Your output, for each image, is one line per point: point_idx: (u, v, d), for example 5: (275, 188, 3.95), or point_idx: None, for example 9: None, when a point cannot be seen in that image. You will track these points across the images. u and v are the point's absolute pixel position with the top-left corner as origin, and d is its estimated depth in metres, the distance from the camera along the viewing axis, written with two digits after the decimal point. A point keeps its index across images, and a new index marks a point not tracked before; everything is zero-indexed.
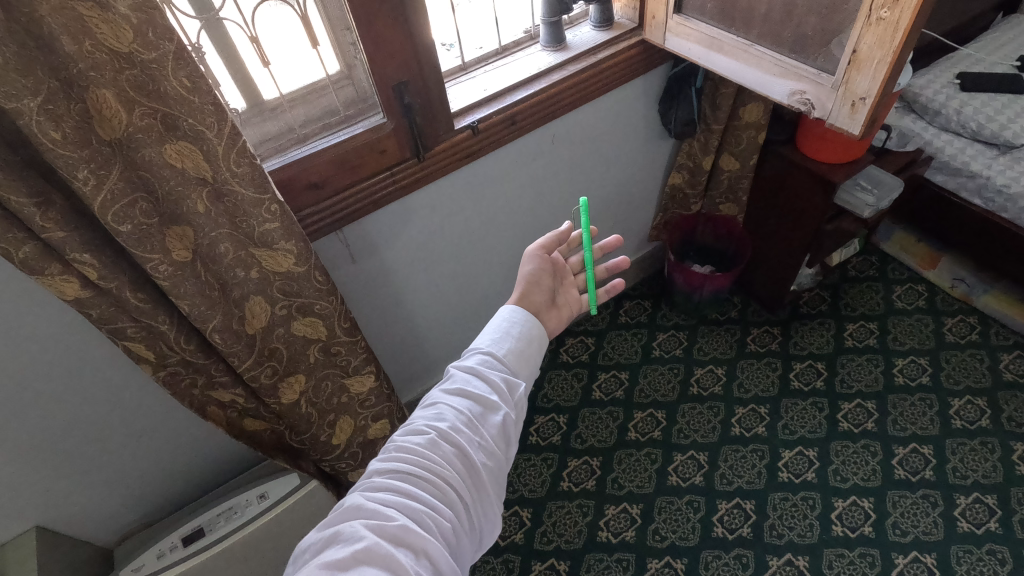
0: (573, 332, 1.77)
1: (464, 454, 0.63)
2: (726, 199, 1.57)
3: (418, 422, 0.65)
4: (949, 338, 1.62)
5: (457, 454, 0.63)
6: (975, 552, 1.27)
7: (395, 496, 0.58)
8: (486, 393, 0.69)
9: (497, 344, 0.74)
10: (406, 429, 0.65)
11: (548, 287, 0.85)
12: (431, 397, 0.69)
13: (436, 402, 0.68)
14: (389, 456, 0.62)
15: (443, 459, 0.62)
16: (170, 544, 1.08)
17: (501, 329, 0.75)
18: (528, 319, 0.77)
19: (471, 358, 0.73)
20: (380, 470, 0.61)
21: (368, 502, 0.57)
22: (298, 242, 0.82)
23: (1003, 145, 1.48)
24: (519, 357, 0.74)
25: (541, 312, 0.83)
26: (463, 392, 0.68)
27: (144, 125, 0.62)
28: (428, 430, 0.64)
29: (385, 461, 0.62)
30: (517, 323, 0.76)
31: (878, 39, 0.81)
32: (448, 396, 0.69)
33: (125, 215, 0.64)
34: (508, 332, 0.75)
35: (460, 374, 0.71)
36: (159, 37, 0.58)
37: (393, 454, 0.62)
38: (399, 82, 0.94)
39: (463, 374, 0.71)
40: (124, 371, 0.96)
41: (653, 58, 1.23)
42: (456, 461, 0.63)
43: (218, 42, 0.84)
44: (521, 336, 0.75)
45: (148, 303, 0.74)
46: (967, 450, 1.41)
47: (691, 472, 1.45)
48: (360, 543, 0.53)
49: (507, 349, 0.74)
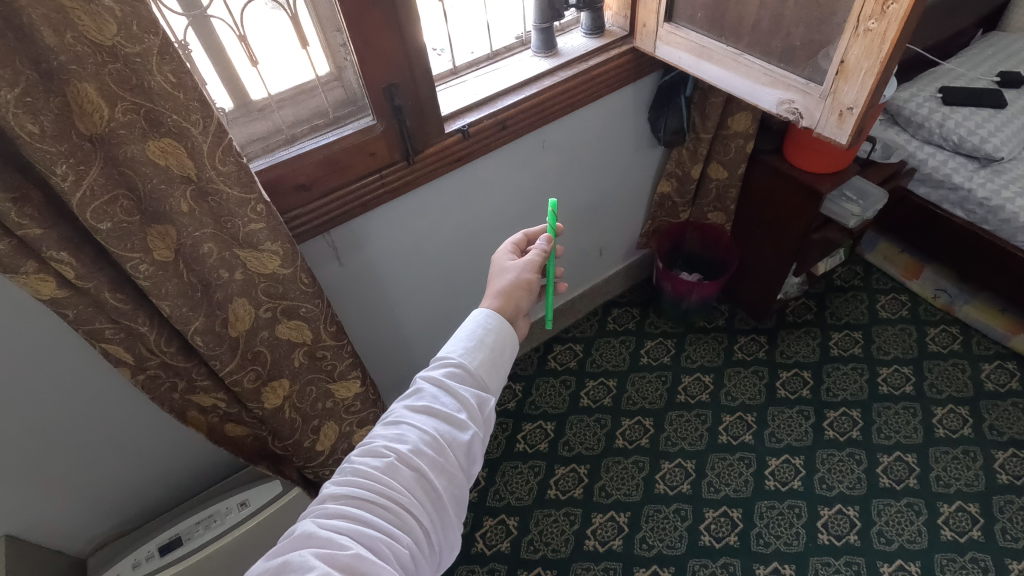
0: (562, 339, 1.77)
1: (424, 479, 0.60)
2: (714, 207, 1.58)
3: (377, 443, 0.62)
4: (931, 347, 1.64)
5: (417, 479, 0.60)
6: (957, 559, 1.28)
7: (350, 524, 0.55)
8: (453, 412, 0.66)
9: (468, 355, 0.70)
10: (364, 450, 0.62)
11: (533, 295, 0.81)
12: (395, 414, 0.66)
13: (399, 421, 0.64)
14: (346, 480, 0.59)
15: (402, 485, 0.59)
16: (146, 553, 1.05)
17: (473, 337, 0.71)
18: (498, 322, 0.73)
19: (439, 370, 0.69)
20: (334, 495, 0.58)
21: (320, 529, 0.54)
22: (284, 244, 0.80)
23: (984, 158, 1.51)
24: (489, 368, 0.70)
25: (518, 320, 0.79)
26: (429, 411, 0.65)
27: (127, 120, 0.61)
28: (388, 453, 0.61)
29: (341, 485, 0.59)
30: (489, 330, 0.72)
31: (864, 50, 0.83)
32: (412, 414, 0.65)
33: (105, 212, 0.63)
34: (481, 341, 0.71)
35: (428, 390, 0.67)
36: (144, 31, 0.57)
37: (349, 478, 0.59)
38: (389, 84, 0.93)
39: (431, 389, 0.67)
40: (100, 376, 0.93)
41: (644, 65, 1.24)
42: (416, 486, 0.60)
43: (205, 39, 0.83)
44: (493, 346, 0.71)
45: (128, 304, 0.72)
46: (950, 459, 1.43)
47: (678, 480, 1.45)
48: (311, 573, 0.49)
49: (479, 360, 0.70)
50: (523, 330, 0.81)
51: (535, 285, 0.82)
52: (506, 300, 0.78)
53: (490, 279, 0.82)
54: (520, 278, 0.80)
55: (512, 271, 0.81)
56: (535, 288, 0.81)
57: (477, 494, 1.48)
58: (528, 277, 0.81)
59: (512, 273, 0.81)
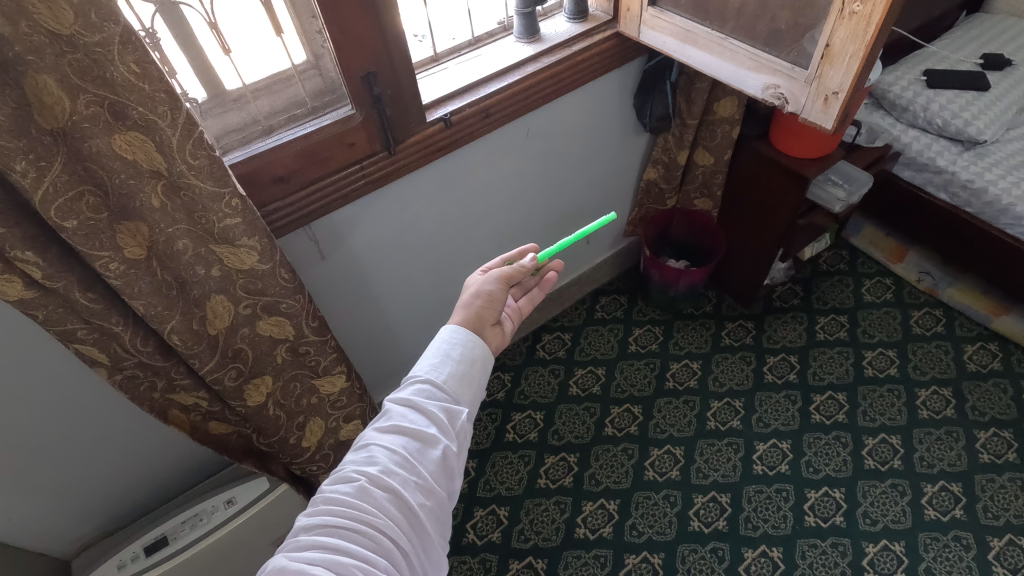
0: (550, 328, 1.76)
1: (398, 498, 0.59)
2: (701, 193, 1.57)
3: (347, 469, 0.61)
4: (916, 330, 1.65)
5: (390, 499, 0.59)
6: (941, 538, 1.30)
7: (323, 553, 0.54)
8: (423, 427, 0.65)
9: (436, 370, 0.69)
10: (334, 478, 0.61)
11: (500, 305, 0.80)
12: (365, 438, 0.65)
13: (368, 444, 0.63)
14: (318, 509, 0.58)
15: (375, 506, 0.58)
16: (131, 554, 1.04)
17: (440, 352, 0.71)
18: (462, 331, 0.73)
19: (408, 388, 0.68)
20: (306, 527, 0.57)
21: (292, 562, 0.53)
22: (262, 238, 0.78)
23: (967, 141, 1.52)
24: (460, 381, 0.70)
25: (486, 329, 0.77)
26: (398, 429, 0.64)
27: (90, 113, 0.58)
28: (357, 477, 0.60)
29: (313, 516, 0.58)
30: (457, 343, 0.72)
31: (850, 33, 0.82)
32: (382, 435, 0.64)
33: (71, 210, 0.61)
34: (448, 354, 0.70)
35: (396, 410, 0.66)
36: (104, 19, 0.54)
37: (320, 507, 0.58)
38: (367, 73, 0.91)
39: (399, 409, 0.66)
40: (79, 377, 0.92)
41: (628, 50, 1.22)
42: (390, 506, 0.58)
43: (175, 27, 0.80)
44: (462, 358, 0.71)
45: (101, 304, 0.70)
46: (933, 439, 1.45)
47: (668, 467, 1.46)
48: None
49: (448, 373, 0.69)
50: (498, 341, 0.80)
51: (500, 297, 0.81)
52: (470, 312, 0.77)
53: None
54: (483, 290, 0.80)
55: (477, 286, 0.81)
56: (500, 300, 0.80)
57: (467, 484, 1.48)
58: (491, 289, 0.80)
59: (475, 286, 0.81)
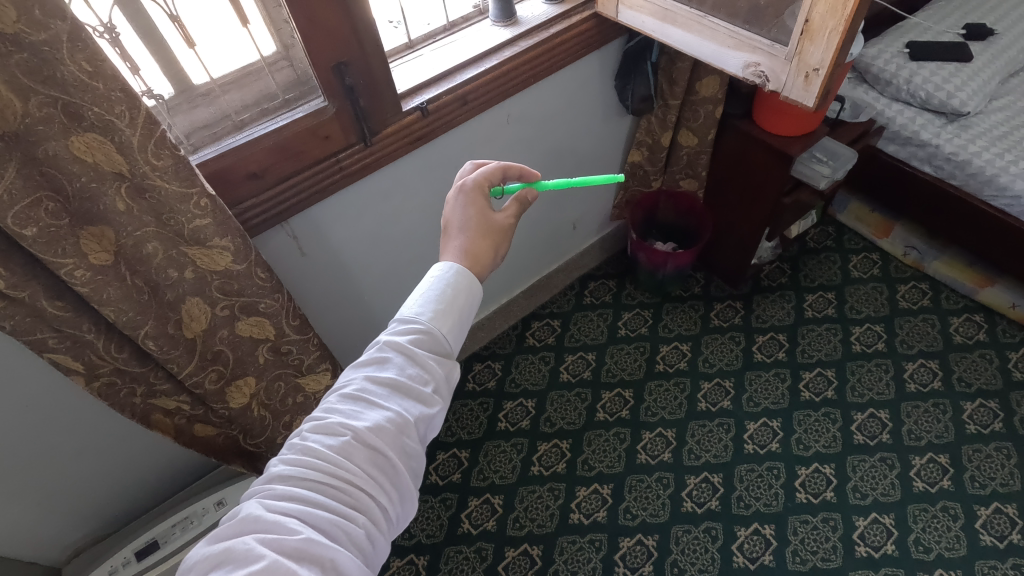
0: (540, 315, 1.75)
1: (385, 456, 0.58)
2: (686, 174, 1.56)
3: (334, 419, 0.58)
4: (902, 304, 1.66)
5: (377, 456, 0.58)
6: (929, 509, 1.31)
7: (299, 506, 0.53)
8: (419, 384, 0.63)
9: (437, 322, 0.66)
10: (318, 425, 0.58)
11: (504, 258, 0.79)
12: (355, 384, 0.62)
13: (360, 395, 0.61)
14: (297, 458, 0.56)
15: (360, 464, 0.56)
16: (122, 560, 1.03)
17: (444, 302, 0.67)
18: (464, 279, 0.70)
19: (407, 336, 0.65)
20: (283, 475, 0.55)
21: (267, 513, 0.51)
22: (235, 238, 0.76)
23: (950, 113, 1.52)
24: (456, 337, 0.68)
25: None
26: (392, 383, 0.62)
27: (43, 115, 0.56)
28: (344, 432, 0.57)
29: (292, 464, 0.56)
30: (461, 295, 0.69)
31: (829, 8, 0.80)
32: (374, 387, 0.62)
33: (28, 216, 0.59)
34: (451, 306, 0.68)
35: (393, 360, 0.63)
36: (49, 16, 0.52)
37: (300, 457, 0.56)
38: (338, 62, 0.88)
39: (396, 359, 0.63)
40: (55, 386, 0.89)
41: (608, 31, 1.19)
42: (375, 464, 0.57)
43: (135, 20, 0.77)
44: (462, 313, 0.69)
45: (70, 311, 0.68)
46: (921, 412, 1.46)
47: (660, 449, 1.46)
48: (257, 563, 0.47)
49: (448, 328, 0.67)
50: None
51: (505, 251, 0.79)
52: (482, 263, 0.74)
53: (463, 230, 0.76)
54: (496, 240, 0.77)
55: (489, 228, 0.77)
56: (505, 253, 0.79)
57: (461, 475, 1.48)
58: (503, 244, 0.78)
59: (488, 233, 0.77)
